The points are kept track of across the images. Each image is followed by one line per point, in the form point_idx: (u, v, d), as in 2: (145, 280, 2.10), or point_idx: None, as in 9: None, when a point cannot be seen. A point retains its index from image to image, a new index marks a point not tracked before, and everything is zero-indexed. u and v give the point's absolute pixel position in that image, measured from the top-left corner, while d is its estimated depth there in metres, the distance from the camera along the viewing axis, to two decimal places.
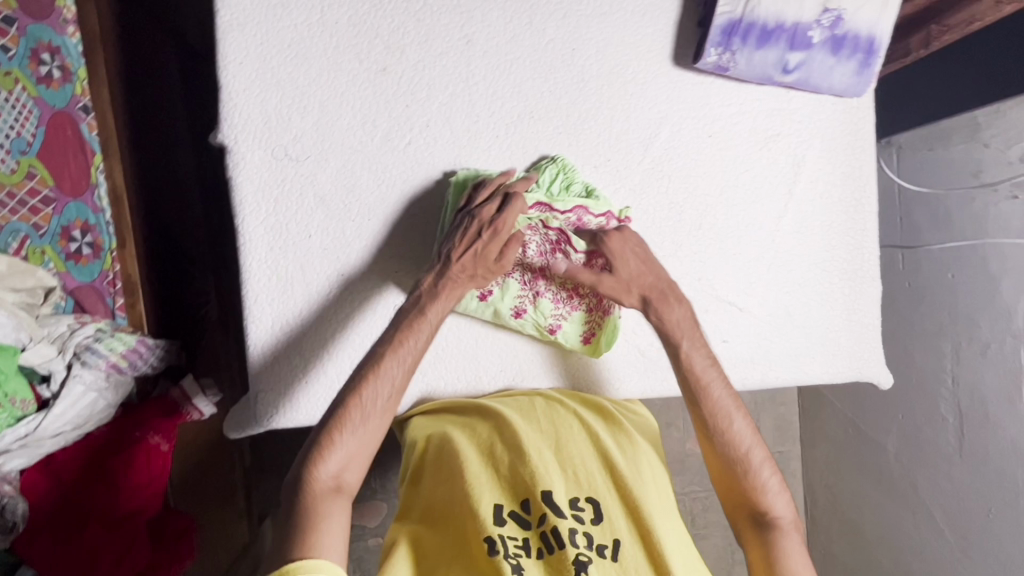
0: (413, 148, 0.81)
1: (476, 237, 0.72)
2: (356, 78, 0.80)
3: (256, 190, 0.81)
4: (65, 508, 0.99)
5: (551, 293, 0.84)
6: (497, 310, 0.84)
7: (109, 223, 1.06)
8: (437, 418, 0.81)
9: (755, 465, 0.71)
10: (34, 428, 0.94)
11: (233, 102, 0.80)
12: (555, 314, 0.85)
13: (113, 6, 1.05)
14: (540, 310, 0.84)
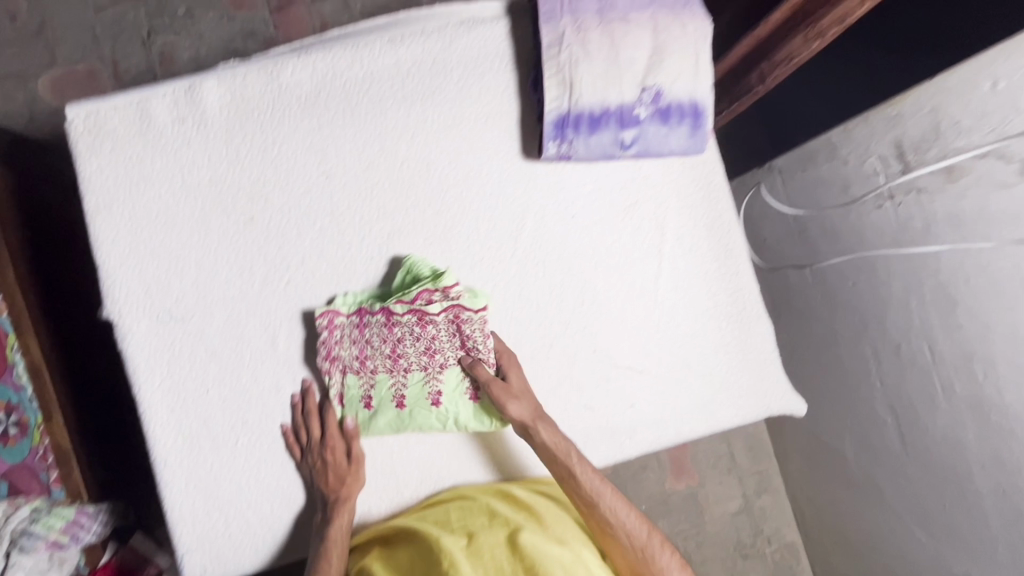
0: (293, 285, 0.84)
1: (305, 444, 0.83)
2: (227, 231, 0.84)
3: (148, 356, 0.83)
4: None
5: (415, 363, 0.84)
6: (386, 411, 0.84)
7: (31, 399, 1.04)
8: (361, 543, 0.83)
9: (671, 569, 0.78)
10: None
11: (112, 278, 0.83)
12: (429, 383, 0.84)
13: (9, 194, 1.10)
14: (417, 386, 0.83)
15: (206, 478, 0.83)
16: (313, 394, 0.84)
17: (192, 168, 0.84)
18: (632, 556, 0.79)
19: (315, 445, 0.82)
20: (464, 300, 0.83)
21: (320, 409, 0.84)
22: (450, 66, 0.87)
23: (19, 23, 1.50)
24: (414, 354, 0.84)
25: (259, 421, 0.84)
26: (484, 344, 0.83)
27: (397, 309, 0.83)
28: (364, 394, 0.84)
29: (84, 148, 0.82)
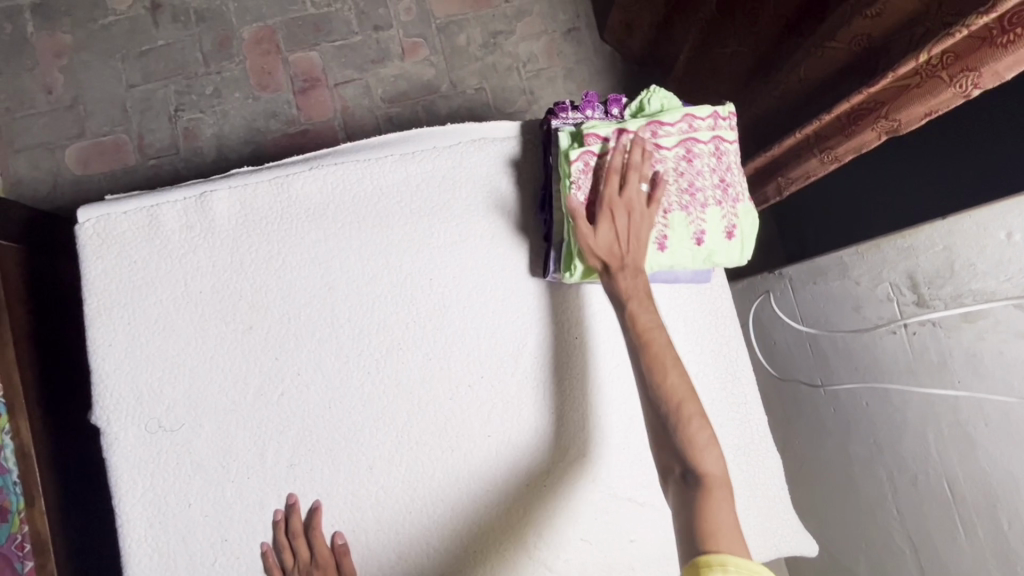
0: (287, 397, 0.83)
1: (288, 562, 0.79)
2: (224, 339, 0.83)
3: (132, 466, 0.80)
4: None
5: (676, 203, 0.77)
6: (680, 246, 0.78)
7: (15, 483, 1.02)
8: None
9: (700, 441, 0.65)
10: None
11: (104, 382, 0.81)
12: (694, 223, 0.78)
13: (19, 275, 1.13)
14: (679, 227, 0.77)
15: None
16: (298, 511, 0.80)
17: (195, 274, 0.84)
18: (656, 416, 0.68)
19: (302, 565, 0.79)
20: (699, 132, 0.79)
21: (304, 527, 0.80)
22: (460, 182, 0.88)
23: (53, 96, 1.55)
24: (675, 192, 0.78)
25: (232, 546, 0.80)
26: (708, 176, 0.78)
27: (661, 125, 0.79)
28: (657, 235, 0.78)
29: (92, 250, 0.83)
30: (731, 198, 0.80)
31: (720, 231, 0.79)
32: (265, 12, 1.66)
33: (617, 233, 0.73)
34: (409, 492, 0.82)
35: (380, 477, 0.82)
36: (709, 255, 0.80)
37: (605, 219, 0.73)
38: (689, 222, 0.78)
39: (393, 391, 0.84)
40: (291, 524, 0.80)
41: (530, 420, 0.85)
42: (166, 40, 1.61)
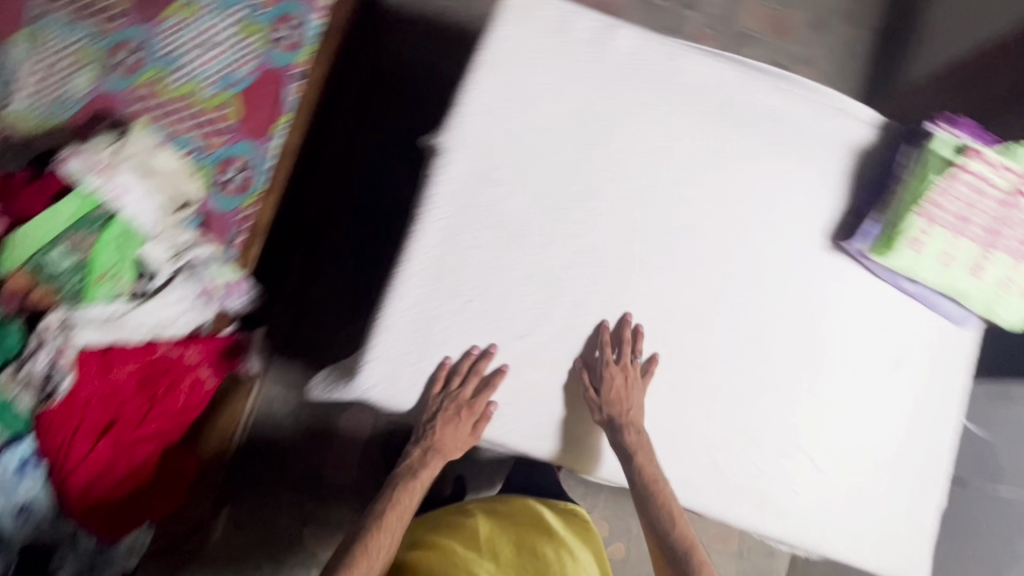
0: (590, 214, 0.92)
1: (446, 386, 0.87)
2: (568, 142, 0.93)
3: (449, 192, 0.91)
4: (97, 403, 1.06)
5: (1009, 245, 0.92)
6: (990, 280, 0.92)
7: (267, 169, 1.23)
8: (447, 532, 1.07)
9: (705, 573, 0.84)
10: (122, 311, 1.06)
11: (463, 118, 0.92)
12: (1008, 268, 0.93)
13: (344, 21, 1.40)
14: (1001, 264, 0.92)
15: (419, 327, 0.88)
16: (489, 360, 0.88)
17: (571, 82, 0.94)
18: (662, 541, 0.87)
19: (460, 400, 0.86)
20: None
21: (485, 375, 0.88)
22: (808, 135, 0.98)
23: None
24: (1011, 237, 0.92)
25: (484, 301, 0.89)
26: None
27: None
28: (980, 260, 0.92)
29: (508, 15, 0.94)
30: None
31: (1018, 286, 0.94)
32: None
33: (620, 393, 0.87)
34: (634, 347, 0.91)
35: (619, 321, 0.92)
36: (1000, 301, 0.94)
37: (617, 373, 0.88)
38: (1007, 266, 0.92)
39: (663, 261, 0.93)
40: (477, 363, 0.88)
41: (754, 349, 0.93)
42: None
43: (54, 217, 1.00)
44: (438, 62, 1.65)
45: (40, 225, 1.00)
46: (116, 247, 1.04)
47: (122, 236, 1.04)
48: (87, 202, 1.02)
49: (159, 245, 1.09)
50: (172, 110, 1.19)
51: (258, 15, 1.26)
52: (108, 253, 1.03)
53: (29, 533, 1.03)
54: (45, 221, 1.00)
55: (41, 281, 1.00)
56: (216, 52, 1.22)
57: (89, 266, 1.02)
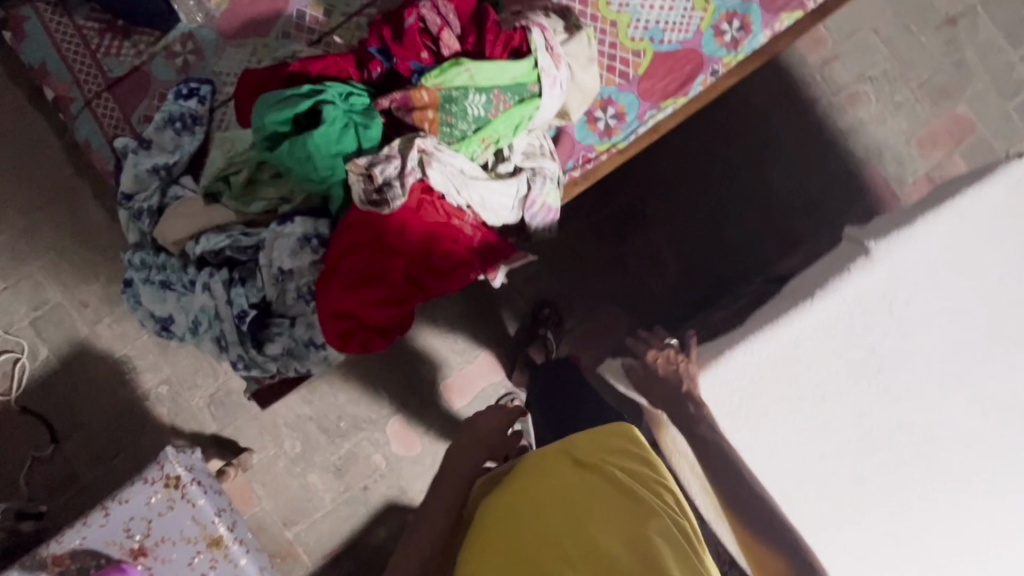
0: (959, 398, 0.88)
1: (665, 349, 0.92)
2: (982, 324, 0.89)
3: (852, 294, 0.88)
4: (388, 230, 1.04)
5: None
6: None
7: (634, 130, 1.23)
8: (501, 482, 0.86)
9: None
10: (472, 173, 1.07)
11: (905, 240, 0.90)
12: None
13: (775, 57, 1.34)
14: None
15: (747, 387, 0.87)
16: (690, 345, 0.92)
17: (1020, 271, 0.90)
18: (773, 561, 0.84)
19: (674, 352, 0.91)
20: None
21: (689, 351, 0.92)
22: None
23: None
24: None
25: (817, 404, 0.87)
26: None
27: None
28: None
29: (1000, 182, 0.92)
30: None
31: None
32: (982, 115, 1.83)
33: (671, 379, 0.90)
34: (902, 528, 0.87)
35: (903, 502, 0.87)
36: None
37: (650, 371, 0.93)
38: None
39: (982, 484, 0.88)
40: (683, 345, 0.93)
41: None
42: (925, 43, 1.83)
43: (496, 72, 1.03)
44: (773, 120, 1.77)
45: (481, 72, 1.03)
46: (510, 128, 1.07)
47: (521, 122, 1.07)
48: (525, 79, 1.05)
49: (526, 139, 1.13)
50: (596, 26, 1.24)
51: None
52: (502, 128, 1.06)
53: (276, 292, 1.06)
54: (490, 69, 1.03)
55: (441, 109, 1.03)
56: (664, 4, 1.24)
57: (485, 127, 1.05)
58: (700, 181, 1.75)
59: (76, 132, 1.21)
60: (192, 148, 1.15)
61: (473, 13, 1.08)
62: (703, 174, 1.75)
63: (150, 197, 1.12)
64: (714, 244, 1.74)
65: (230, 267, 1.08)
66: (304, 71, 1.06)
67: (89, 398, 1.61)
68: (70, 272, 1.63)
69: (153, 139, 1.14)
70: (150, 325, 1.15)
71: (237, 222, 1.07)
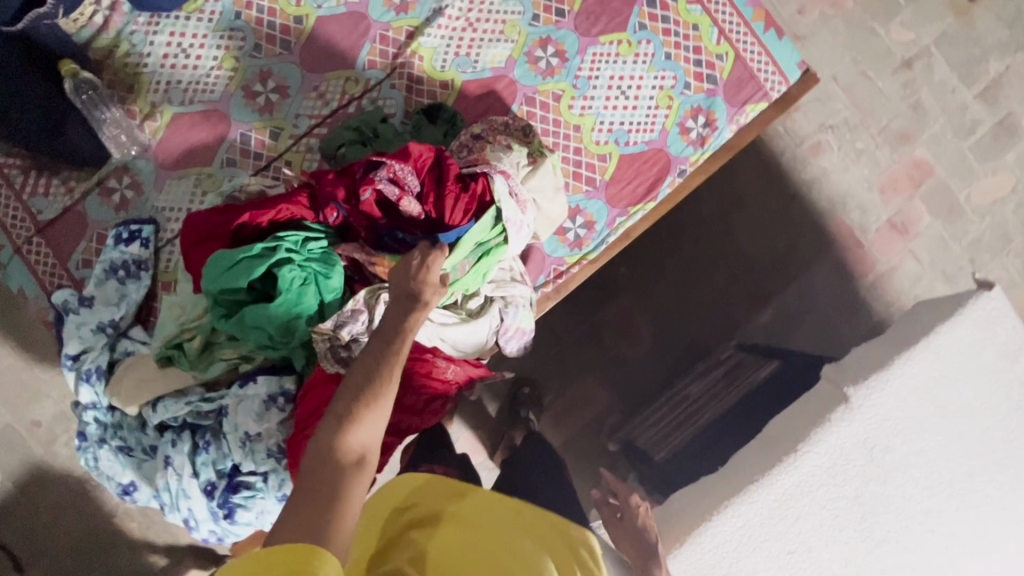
0: (940, 539, 0.89)
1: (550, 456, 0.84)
2: (958, 462, 0.90)
3: (833, 445, 0.88)
4: None
5: None
6: None
7: (605, 239, 1.20)
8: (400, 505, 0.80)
9: None
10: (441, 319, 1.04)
11: (883, 384, 0.90)
12: None
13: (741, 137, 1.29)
14: None
15: (736, 550, 0.86)
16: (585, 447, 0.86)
17: (989, 407, 0.92)
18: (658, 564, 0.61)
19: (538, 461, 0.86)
20: None
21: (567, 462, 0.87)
22: None
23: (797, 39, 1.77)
24: None
25: (805, 559, 0.87)
26: None
27: None
28: None
29: (971, 314, 0.92)
30: None
31: None
32: (940, 157, 1.85)
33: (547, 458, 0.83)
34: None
35: None
36: None
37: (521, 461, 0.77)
38: None
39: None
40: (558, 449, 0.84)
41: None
42: (882, 87, 1.82)
43: (457, 230, 0.99)
44: (738, 176, 1.76)
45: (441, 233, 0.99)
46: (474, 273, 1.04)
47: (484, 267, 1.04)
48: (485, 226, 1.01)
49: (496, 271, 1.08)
50: (559, 132, 1.20)
51: (681, 94, 1.22)
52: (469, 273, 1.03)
53: (244, 456, 0.99)
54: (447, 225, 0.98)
55: None
56: (627, 104, 1.21)
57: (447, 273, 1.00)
58: (670, 243, 1.74)
59: (8, 282, 1.12)
60: (139, 297, 1.08)
61: (435, 162, 1.02)
62: (673, 236, 1.74)
63: (97, 355, 1.05)
64: (688, 306, 1.73)
65: (192, 432, 1.02)
66: (256, 223, 0.99)
67: (51, 520, 1.53)
68: (17, 391, 1.53)
69: (95, 294, 1.07)
70: (109, 487, 1.08)
71: (195, 385, 1.02)
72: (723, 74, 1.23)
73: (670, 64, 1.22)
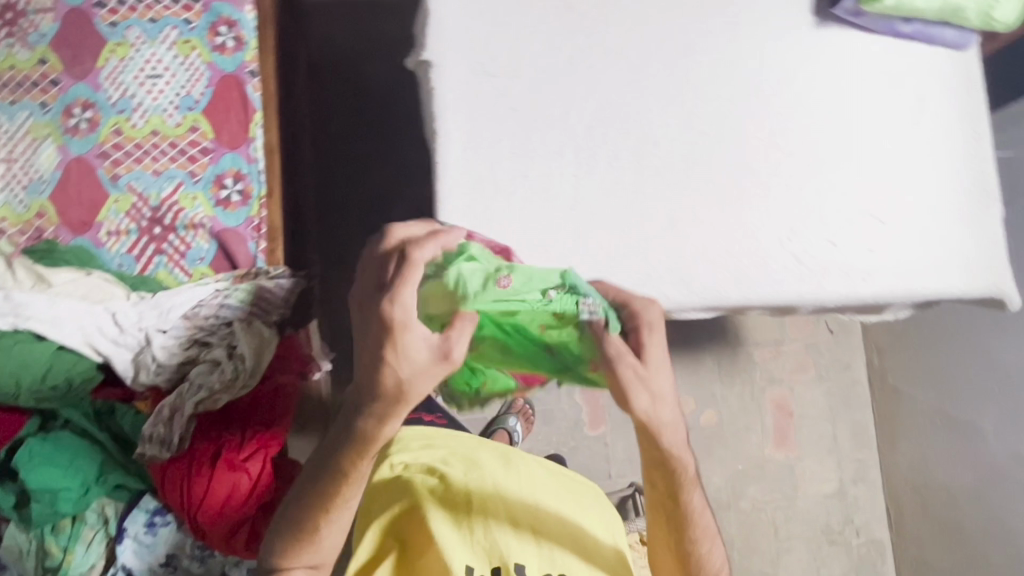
0: (593, 70, 0.93)
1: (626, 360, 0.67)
2: (544, 11, 0.93)
3: (457, 97, 0.91)
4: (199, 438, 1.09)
5: None
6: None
7: (260, 172, 1.23)
8: (471, 466, 0.94)
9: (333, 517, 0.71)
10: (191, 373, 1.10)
11: (441, 24, 0.91)
12: None
13: (278, 64, 1.32)
14: None
15: (474, 226, 0.88)
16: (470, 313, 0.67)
17: None
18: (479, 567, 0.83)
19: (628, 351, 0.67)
20: None
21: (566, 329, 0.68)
22: None
23: None
24: None
25: (526, 186, 0.90)
26: None
27: None
28: None
29: None
30: None
31: None
32: None
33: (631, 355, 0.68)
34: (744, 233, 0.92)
35: (646, 164, 0.92)
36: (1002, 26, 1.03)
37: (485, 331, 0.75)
38: None
39: (736, 92, 0.94)
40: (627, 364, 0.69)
41: (840, 142, 0.94)
42: None
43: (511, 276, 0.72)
44: None
45: None
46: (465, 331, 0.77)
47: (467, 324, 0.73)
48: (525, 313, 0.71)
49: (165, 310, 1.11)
50: (146, 150, 1.23)
51: (189, 32, 1.25)
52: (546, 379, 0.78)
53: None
54: (571, 504, 0.95)
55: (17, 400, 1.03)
56: (165, 80, 1.24)
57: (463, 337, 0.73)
58: (339, 103, 1.60)
59: None
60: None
61: None
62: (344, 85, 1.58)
63: None
64: None
65: None
66: None
67: None
68: None
69: None
70: None
71: None
72: None
73: (161, 23, 1.26)
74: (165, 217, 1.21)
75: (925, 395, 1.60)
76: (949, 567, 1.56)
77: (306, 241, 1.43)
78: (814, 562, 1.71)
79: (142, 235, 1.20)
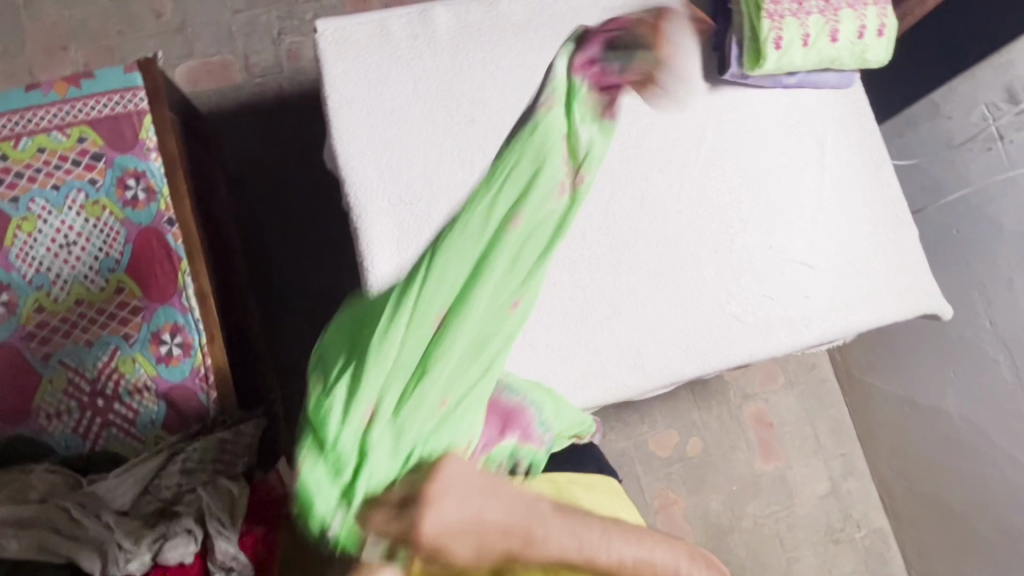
0: None
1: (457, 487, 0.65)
2: (450, 129, 0.94)
3: (381, 232, 0.90)
4: None
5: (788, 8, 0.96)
6: (819, 51, 0.99)
7: (196, 320, 1.19)
8: None
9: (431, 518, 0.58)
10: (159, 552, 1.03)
11: (352, 163, 0.91)
12: (773, 30, 0.96)
13: (197, 203, 1.30)
14: (792, 27, 0.96)
15: None
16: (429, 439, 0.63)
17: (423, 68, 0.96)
18: None
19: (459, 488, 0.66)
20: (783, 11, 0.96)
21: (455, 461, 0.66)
22: None
23: (164, 19, 1.64)
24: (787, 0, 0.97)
25: None
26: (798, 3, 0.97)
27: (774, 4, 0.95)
28: (776, 35, 0.96)
29: (334, 52, 0.93)
30: (783, 11, 0.96)
31: (797, 36, 0.97)
32: None
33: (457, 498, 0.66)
34: (687, 306, 0.96)
35: (581, 259, 0.95)
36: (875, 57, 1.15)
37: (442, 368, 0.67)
38: (798, 26, 0.97)
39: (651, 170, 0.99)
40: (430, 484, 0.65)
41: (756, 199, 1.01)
42: None
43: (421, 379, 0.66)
44: None
45: None
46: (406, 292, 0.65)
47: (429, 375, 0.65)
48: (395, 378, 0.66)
49: (125, 491, 1.08)
50: (74, 322, 1.17)
51: (96, 192, 1.21)
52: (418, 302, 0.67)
53: None
54: None
55: None
56: (80, 246, 1.19)
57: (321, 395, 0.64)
58: (265, 213, 1.58)
59: None
60: None
61: None
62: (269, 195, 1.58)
63: None
64: None
65: None
66: None
67: None
68: None
69: None
70: None
71: None
72: (99, 143, 1.22)
73: (66, 188, 1.21)
74: (106, 387, 1.16)
75: (887, 385, 1.65)
76: (945, 545, 1.60)
77: (260, 368, 1.40)
78: (825, 565, 1.73)
79: (86, 411, 1.15)
